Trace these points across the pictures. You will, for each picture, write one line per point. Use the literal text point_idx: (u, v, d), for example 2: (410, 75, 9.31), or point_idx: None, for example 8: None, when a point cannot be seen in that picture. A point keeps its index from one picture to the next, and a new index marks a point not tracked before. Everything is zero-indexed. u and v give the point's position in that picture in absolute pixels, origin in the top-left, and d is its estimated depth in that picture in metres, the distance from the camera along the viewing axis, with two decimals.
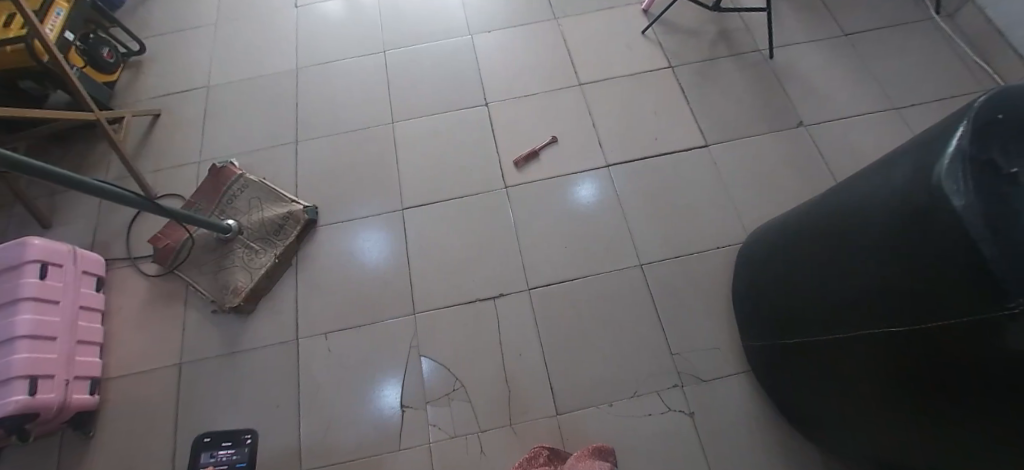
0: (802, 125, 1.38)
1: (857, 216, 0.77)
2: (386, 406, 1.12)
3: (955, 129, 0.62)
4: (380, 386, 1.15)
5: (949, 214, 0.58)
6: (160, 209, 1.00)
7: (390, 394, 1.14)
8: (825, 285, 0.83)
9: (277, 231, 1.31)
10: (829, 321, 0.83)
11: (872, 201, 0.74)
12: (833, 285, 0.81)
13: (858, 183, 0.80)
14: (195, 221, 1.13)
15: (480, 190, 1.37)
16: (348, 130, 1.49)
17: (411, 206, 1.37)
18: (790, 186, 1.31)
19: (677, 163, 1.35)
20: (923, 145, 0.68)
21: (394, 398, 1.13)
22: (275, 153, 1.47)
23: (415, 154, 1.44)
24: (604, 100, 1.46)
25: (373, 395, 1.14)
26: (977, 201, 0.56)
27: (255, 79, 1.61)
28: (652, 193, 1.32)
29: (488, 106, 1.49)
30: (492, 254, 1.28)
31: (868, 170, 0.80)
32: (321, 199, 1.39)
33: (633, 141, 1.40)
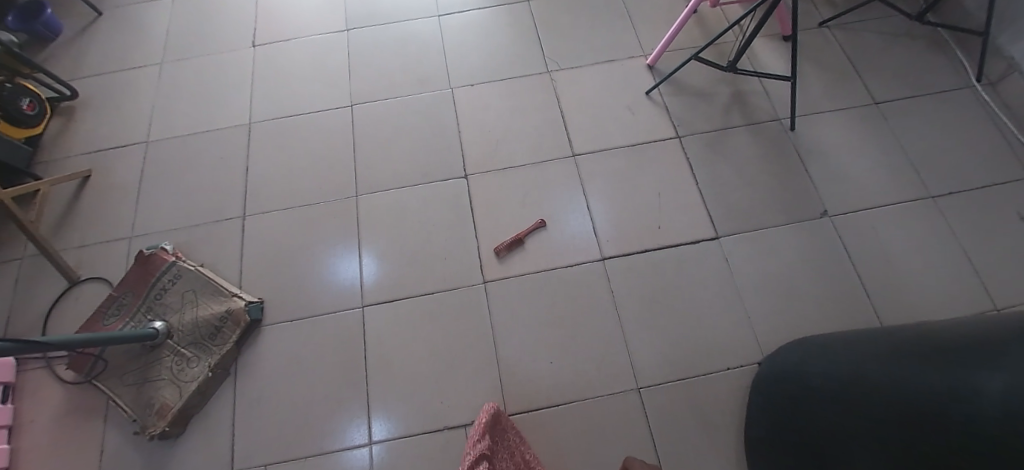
0: (826, 216, 1.20)
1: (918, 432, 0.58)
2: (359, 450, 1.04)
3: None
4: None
5: None
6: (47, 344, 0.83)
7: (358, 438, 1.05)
8: None
9: (213, 334, 1.12)
10: None
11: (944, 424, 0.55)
12: None
13: (912, 379, 0.63)
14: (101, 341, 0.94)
15: (455, 285, 1.18)
16: (302, 203, 1.29)
17: (373, 302, 1.18)
18: (808, 293, 1.14)
19: (680, 261, 1.18)
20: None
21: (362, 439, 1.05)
22: (217, 229, 1.26)
23: (381, 235, 1.25)
24: (601, 176, 1.27)
25: None
26: None
27: (200, 134, 1.39)
28: (651, 296, 1.16)
29: (467, 178, 1.29)
30: (466, 367, 1.11)
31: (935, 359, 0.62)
32: (268, 289, 1.20)
33: (633, 229, 1.22)
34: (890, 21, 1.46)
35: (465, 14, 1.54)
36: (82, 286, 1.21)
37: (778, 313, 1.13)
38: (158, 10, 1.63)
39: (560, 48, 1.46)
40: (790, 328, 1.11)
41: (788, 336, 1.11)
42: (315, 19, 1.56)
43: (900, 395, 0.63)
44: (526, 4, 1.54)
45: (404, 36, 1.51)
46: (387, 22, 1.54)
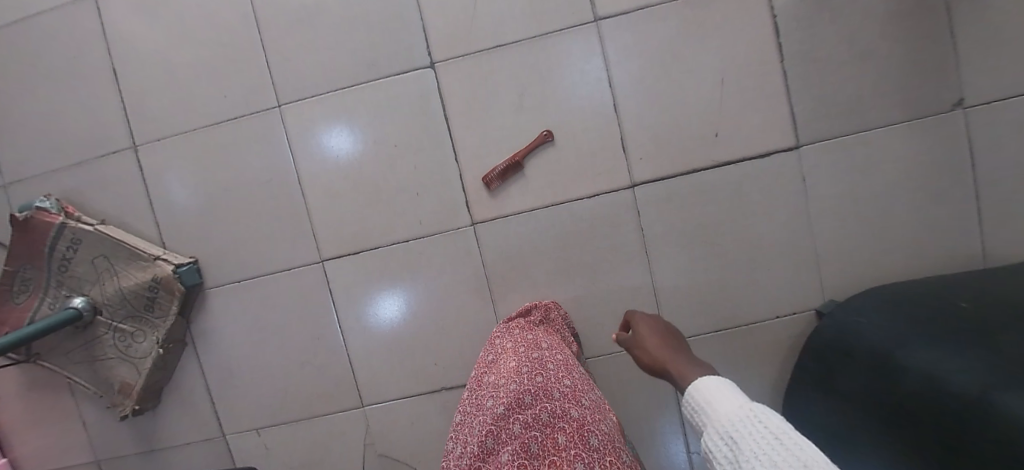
0: (961, 106, 0.82)
1: None
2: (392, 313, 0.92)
3: None
4: (340, 431, 0.95)
5: None
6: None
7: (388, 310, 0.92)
8: None
9: (148, 306, 0.91)
10: None
11: None
12: None
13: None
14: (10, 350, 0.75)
15: (435, 229, 0.90)
16: (211, 122, 0.92)
17: (333, 256, 0.92)
18: (901, 221, 0.86)
19: (737, 182, 0.87)
20: None
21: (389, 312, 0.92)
22: (110, 166, 0.93)
23: (326, 165, 0.91)
24: (634, 56, 0.85)
25: (333, 444, 0.95)
26: None
27: (30, 15, 0.93)
28: (692, 232, 0.88)
29: (436, 69, 0.88)
30: (461, 327, 0.92)
31: None
32: (198, 244, 0.93)
33: (675, 139, 0.86)
34: None
35: None
36: None
37: (852, 246, 0.88)
38: None
39: None
40: (863, 265, 0.88)
41: (858, 274, 0.88)
42: None
43: None
44: None
45: None
46: None
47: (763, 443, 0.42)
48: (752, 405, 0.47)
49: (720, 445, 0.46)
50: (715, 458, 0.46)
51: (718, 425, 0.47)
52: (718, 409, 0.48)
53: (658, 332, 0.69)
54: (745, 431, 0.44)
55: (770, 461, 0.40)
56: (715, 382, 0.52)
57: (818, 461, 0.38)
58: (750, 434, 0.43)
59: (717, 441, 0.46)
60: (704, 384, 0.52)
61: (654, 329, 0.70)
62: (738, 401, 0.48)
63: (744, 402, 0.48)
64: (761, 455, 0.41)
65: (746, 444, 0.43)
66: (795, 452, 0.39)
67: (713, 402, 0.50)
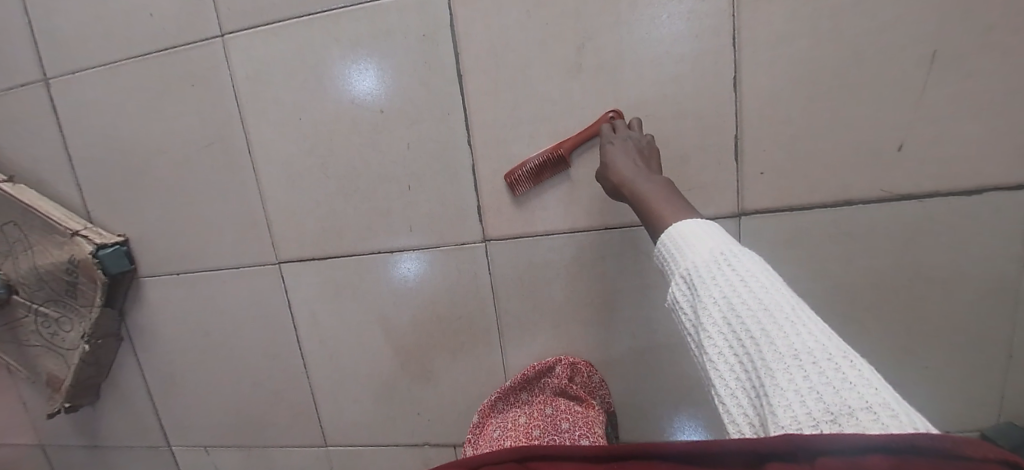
0: None
1: None
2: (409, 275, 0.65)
3: None
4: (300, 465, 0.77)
5: None
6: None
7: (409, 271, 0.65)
8: None
9: (71, 292, 0.72)
10: None
11: None
12: None
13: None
14: None
15: (430, 241, 0.63)
16: (135, 52, 0.65)
17: (292, 258, 0.67)
18: None
19: (915, 228, 0.53)
20: None
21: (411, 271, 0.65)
22: (17, 104, 0.70)
23: (285, 130, 0.63)
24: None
25: None
26: None
27: None
28: (819, 294, 0.57)
29: None
30: (455, 372, 0.68)
31: None
32: (129, 219, 0.71)
33: (826, 150, 0.52)
34: None
35: None
36: None
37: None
38: None
39: None
40: None
41: None
42: None
43: None
44: None
45: None
46: None
47: (727, 289, 0.33)
48: (721, 241, 0.37)
49: (680, 290, 0.37)
50: (672, 299, 0.39)
51: (680, 266, 0.38)
52: (684, 252, 0.38)
53: (641, 147, 0.50)
54: (707, 275, 0.35)
55: (733, 312, 0.32)
56: (698, 231, 0.39)
57: (786, 308, 0.31)
58: (712, 280, 0.34)
59: (675, 286, 0.38)
60: (679, 231, 0.40)
61: (638, 145, 0.50)
62: (706, 241, 0.37)
63: (718, 236, 0.38)
64: (721, 302, 0.33)
65: (706, 290, 0.34)
66: (760, 298, 0.31)
67: (680, 242, 0.39)
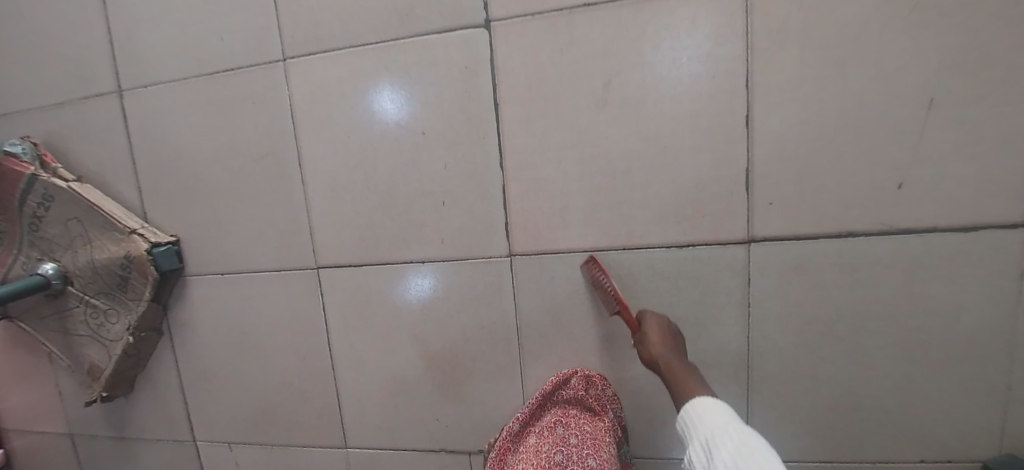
0: None
1: None
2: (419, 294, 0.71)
3: None
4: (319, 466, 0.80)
5: None
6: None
7: (421, 287, 0.70)
8: None
9: (121, 285, 0.77)
10: None
11: None
12: None
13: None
14: None
15: (459, 254, 0.68)
16: (204, 71, 0.73)
17: (329, 265, 0.72)
18: None
19: (916, 261, 0.57)
20: None
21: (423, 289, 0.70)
22: (93, 112, 0.78)
23: (333, 147, 0.69)
24: (790, 45, 0.55)
25: None
26: None
27: None
28: (825, 320, 0.60)
29: (490, 31, 0.62)
30: (475, 381, 0.71)
31: None
32: (181, 222, 0.77)
33: (831, 186, 0.57)
34: None
35: None
36: None
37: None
38: None
39: None
40: None
41: None
42: None
43: None
44: None
45: None
46: None
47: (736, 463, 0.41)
48: (723, 419, 0.45)
49: (698, 458, 0.45)
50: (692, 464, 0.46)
51: (693, 446, 0.46)
52: (699, 421, 0.46)
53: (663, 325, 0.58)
54: (722, 448, 0.43)
55: None
56: (705, 405, 0.47)
57: None
58: (723, 453, 0.43)
59: (693, 452, 0.46)
60: (689, 406, 0.48)
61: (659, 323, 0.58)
62: (720, 416, 0.45)
63: (718, 412, 0.46)
64: None
65: (721, 460, 0.42)
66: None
67: (689, 416, 0.47)
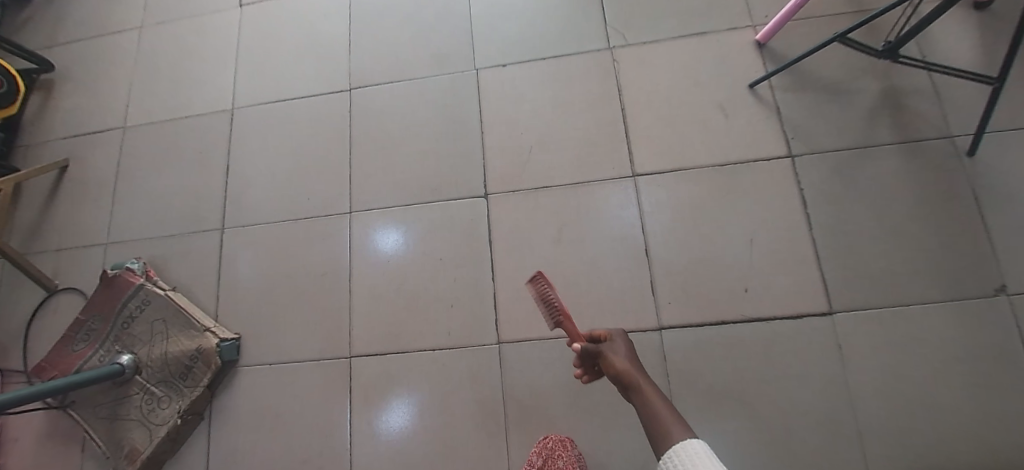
0: (1003, 294, 0.83)
1: None
2: (393, 428, 0.91)
3: None
4: None
5: None
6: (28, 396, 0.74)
7: (396, 419, 0.91)
8: None
9: (184, 374, 0.97)
10: None
11: None
12: None
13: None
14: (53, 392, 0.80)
15: (461, 343, 0.94)
16: (288, 216, 1.05)
17: (362, 354, 0.96)
18: (962, 413, 0.78)
19: (770, 339, 0.85)
20: None
21: (397, 422, 0.91)
22: (195, 243, 1.07)
23: (375, 269, 1.00)
24: (667, 210, 0.93)
25: None
26: None
27: (173, 121, 1.15)
28: (723, 387, 0.84)
29: (488, 199, 0.99)
30: (469, 452, 0.87)
31: None
32: (246, 322, 1.01)
33: (706, 291, 0.89)
34: None
35: None
36: (60, 296, 1.09)
37: (909, 435, 0.78)
38: None
39: (627, 17, 1.05)
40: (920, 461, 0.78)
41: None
42: None
43: None
44: None
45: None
46: None
47: None
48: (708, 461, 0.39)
49: None
50: None
51: None
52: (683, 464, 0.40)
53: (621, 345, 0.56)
54: None
55: None
56: (689, 451, 0.41)
57: None
58: None
59: None
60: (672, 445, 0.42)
61: (618, 343, 0.57)
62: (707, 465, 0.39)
63: (704, 454, 0.40)
64: None
65: None
66: None
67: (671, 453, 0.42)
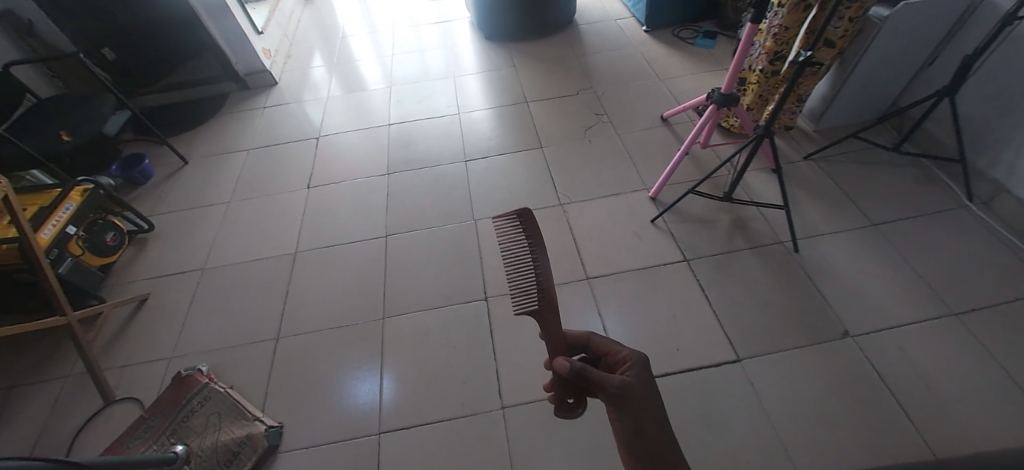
0: (848, 336, 1.17)
1: None
2: None
3: None
4: None
5: None
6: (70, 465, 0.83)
7: None
8: None
9: (229, 461, 1.11)
10: None
11: None
12: None
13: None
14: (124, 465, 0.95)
15: (472, 410, 1.18)
16: (332, 325, 1.36)
17: (389, 429, 1.17)
18: (851, 419, 1.05)
19: (703, 380, 1.13)
20: None
21: None
22: (251, 351, 1.33)
23: (402, 360, 1.28)
24: (614, 297, 1.32)
25: None
26: None
27: (246, 263, 1.53)
28: (676, 420, 1.08)
29: (487, 300, 1.37)
30: None
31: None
32: (288, 413, 1.21)
33: (652, 350, 1.20)
34: (871, 152, 1.57)
35: (488, 159, 1.75)
36: (115, 406, 1.25)
37: (819, 443, 1.02)
38: (235, 159, 1.89)
39: (569, 184, 1.63)
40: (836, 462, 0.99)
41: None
42: (362, 165, 1.79)
43: None
44: (539, 149, 1.76)
45: (438, 178, 1.70)
46: (422, 167, 1.75)
47: None
48: None
49: None
50: None
51: None
52: None
53: (640, 388, 0.55)
54: None
55: None
56: None
57: None
58: None
59: None
60: None
61: (634, 385, 0.56)
62: None
63: None
64: None
65: None
66: None
67: None
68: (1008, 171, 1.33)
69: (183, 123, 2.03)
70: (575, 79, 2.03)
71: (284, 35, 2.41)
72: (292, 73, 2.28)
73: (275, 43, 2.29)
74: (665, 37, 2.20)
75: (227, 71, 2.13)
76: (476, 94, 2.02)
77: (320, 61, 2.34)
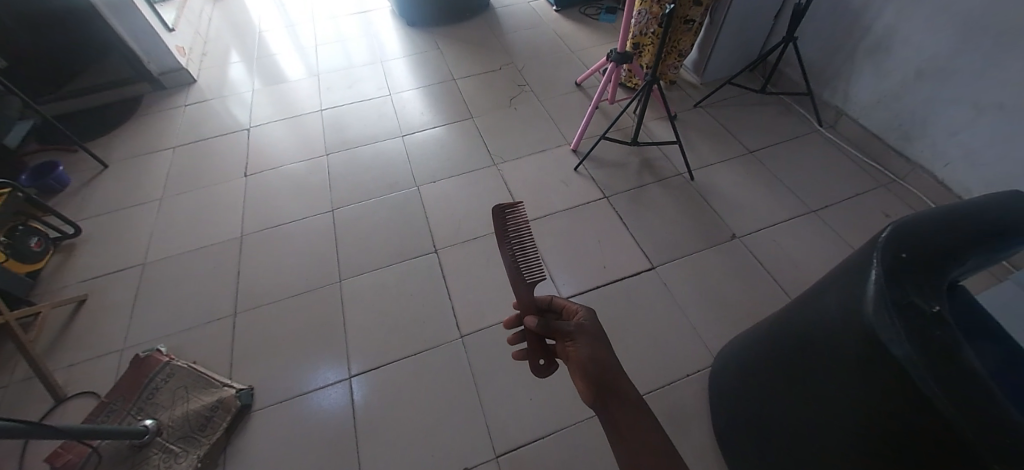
0: (736, 237, 1.43)
1: (824, 335, 0.71)
2: None
3: (869, 270, 0.64)
4: None
5: (870, 321, 0.61)
6: (52, 432, 0.84)
7: None
8: (806, 397, 0.74)
9: (202, 426, 1.15)
10: (806, 434, 0.74)
11: (835, 319, 0.69)
12: (806, 391, 0.74)
13: (827, 295, 0.73)
14: (98, 435, 0.96)
15: (434, 344, 1.30)
16: (290, 294, 1.42)
17: (359, 372, 1.26)
18: (743, 297, 1.29)
19: (627, 288, 1.34)
20: (860, 271, 0.67)
21: None
22: (209, 329, 1.36)
23: (364, 314, 1.37)
24: (549, 234, 1.49)
25: None
26: (893, 309, 0.59)
27: (192, 251, 1.54)
28: (609, 321, 1.27)
29: (437, 252, 1.49)
30: (454, 415, 1.18)
31: (831, 278, 0.74)
32: (256, 376, 1.26)
33: (585, 271, 1.39)
34: (744, 96, 1.88)
35: (424, 133, 1.87)
36: (68, 403, 1.23)
37: (718, 317, 1.26)
38: (160, 158, 1.86)
39: (500, 147, 1.79)
40: (735, 330, 1.23)
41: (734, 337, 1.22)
42: (297, 151, 1.84)
43: (793, 322, 0.80)
44: (470, 119, 1.91)
45: (375, 154, 1.80)
46: (360, 146, 1.83)
47: None
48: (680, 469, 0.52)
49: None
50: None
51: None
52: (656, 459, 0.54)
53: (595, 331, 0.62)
54: None
55: None
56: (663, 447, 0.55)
57: None
58: None
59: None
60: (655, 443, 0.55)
61: (589, 328, 0.62)
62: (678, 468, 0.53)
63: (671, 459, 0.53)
64: None
65: None
66: None
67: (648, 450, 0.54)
68: (844, 97, 1.68)
69: (97, 129, 1.96)
70: (495, 56, 2.20)
71: (196, 34, 2.37)
72: (210, 71, 2.26)
73: (188, 42, 2.26)
74: (573, 14, 2.43)
75: (139, 72, 2.07)
76: (403, 76, 2.13)
77: (239, 57, 2.33)
